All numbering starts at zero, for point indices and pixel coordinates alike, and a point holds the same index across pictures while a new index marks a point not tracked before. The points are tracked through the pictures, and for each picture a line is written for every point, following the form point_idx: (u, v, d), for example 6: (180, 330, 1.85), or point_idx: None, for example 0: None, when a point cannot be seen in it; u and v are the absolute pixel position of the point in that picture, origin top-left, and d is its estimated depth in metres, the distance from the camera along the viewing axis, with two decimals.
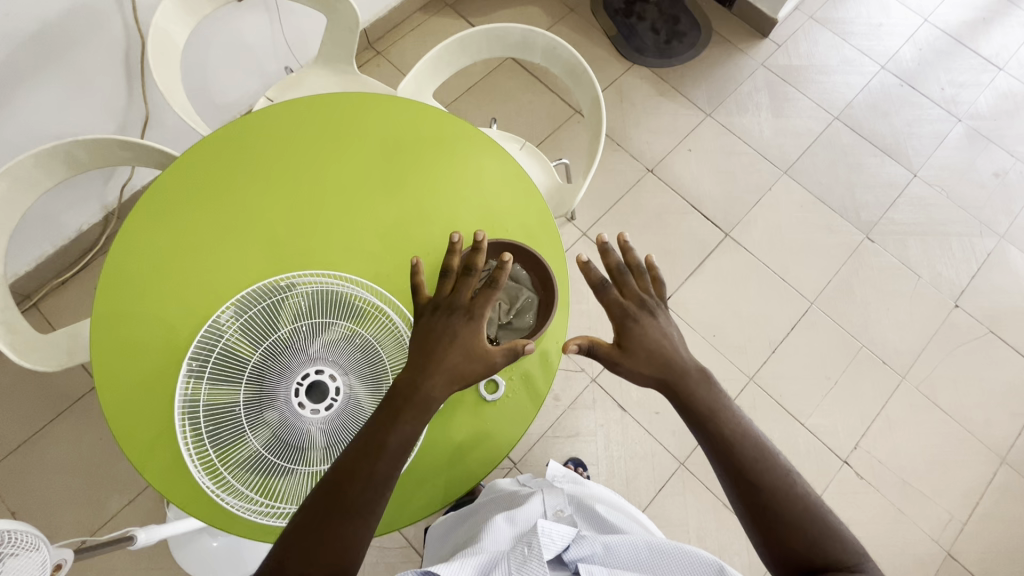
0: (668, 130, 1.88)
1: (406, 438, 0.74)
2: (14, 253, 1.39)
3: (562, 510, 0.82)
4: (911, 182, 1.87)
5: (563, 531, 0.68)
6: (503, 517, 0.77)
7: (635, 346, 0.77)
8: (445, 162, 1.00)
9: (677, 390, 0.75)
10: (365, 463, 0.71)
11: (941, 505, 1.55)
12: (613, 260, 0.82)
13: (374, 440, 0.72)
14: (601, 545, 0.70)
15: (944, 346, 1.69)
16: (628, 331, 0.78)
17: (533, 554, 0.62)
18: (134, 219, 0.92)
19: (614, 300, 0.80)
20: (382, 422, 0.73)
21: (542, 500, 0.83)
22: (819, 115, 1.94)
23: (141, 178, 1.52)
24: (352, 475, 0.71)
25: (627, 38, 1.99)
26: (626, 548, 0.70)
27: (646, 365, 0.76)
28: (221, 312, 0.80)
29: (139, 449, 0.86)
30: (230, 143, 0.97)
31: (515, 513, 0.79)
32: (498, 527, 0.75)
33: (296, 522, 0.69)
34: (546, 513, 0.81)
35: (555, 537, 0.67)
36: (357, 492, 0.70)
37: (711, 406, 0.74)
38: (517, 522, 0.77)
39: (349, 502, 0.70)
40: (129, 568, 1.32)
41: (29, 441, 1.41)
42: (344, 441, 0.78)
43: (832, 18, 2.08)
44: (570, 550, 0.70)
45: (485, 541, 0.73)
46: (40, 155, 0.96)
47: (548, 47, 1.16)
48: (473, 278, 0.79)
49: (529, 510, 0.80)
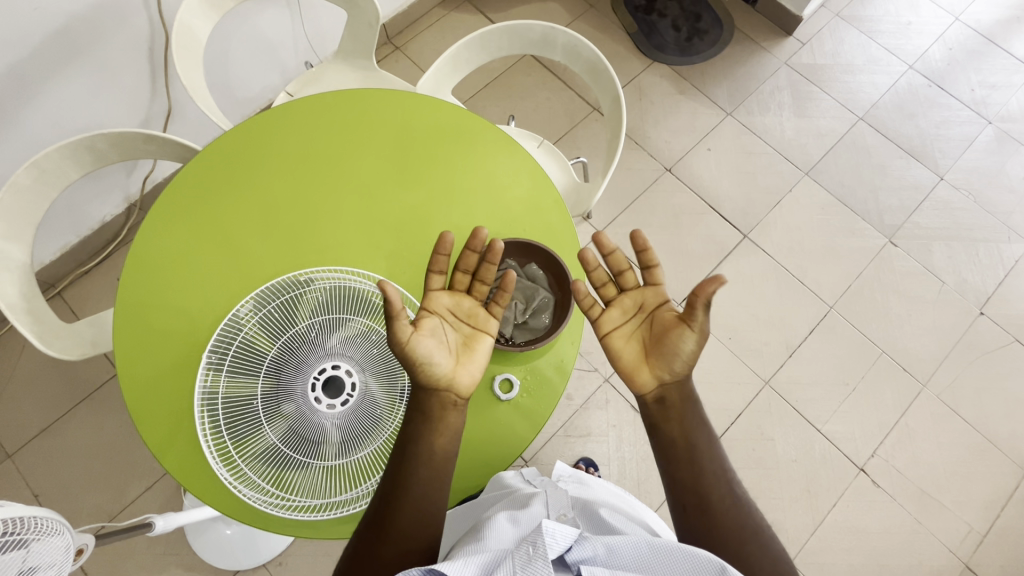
0: (688, 129, 1.85)
1: (443, 447, 0.75)
2: (40, 243, 1.42)
3: (565, 513, 0.79)
4: (937, 185, 1.82)
5: (568, 531, 0.64)
6: (505, 516, 0.74)
7: (677, 356, 0.76)
8: (462, 158, 1.00)
9: (667, 407, 0.77)
10: (407, 472, 0.72)
11: (960, 517, 1.51)
12: (655, 267, 0.81)
13: (403, 452, 0.73)
14: (604, 547, 0.66)
15: (968, 354, 1.65)
16: (680, 339, 0.76)
17: (537, 553, 0.60)
18: (156, 211, 0.93)
19: (686, 309, 0.74)
20: (412, 435, 0.73)
21: (545, 502, 0.79)
22: (843, 115, 1.90)
23: (163, 171, 1.54)
24: (403, 487, 0.71)
25: (647, 36, 1.97)
26: (628, 549, 0.66)
27: (679, 378, 0.77)
28: (240, 306, 0.81)
29: (158, 438, 0.87)
30: (251, 137, 0.97)
31: (518, 513, 0.75)
32: (500, 525, 0.72)
33: (363, 534, 0.71)
34: (549, 515, 0.77)
35: (559, 536, 0.63)
36: (413, 511, 0.70)
37: (678, 431, 0.76)
38: (521, 523, 0.74)
39: (408, 509, 0.70)
40: (147, 552, 1.35)
41: (52, 426, 1.45)
42: (378, 437, 0.80)
43: (859, 16, 2.03)
44: (573, 550, 0.65)
45: (486, 539, 0.69)
46: (66, 148, 0.98)
47: (568, 44, 1.15)
48: (460, 276, 0.83)
49: (534, 510, 0.77)
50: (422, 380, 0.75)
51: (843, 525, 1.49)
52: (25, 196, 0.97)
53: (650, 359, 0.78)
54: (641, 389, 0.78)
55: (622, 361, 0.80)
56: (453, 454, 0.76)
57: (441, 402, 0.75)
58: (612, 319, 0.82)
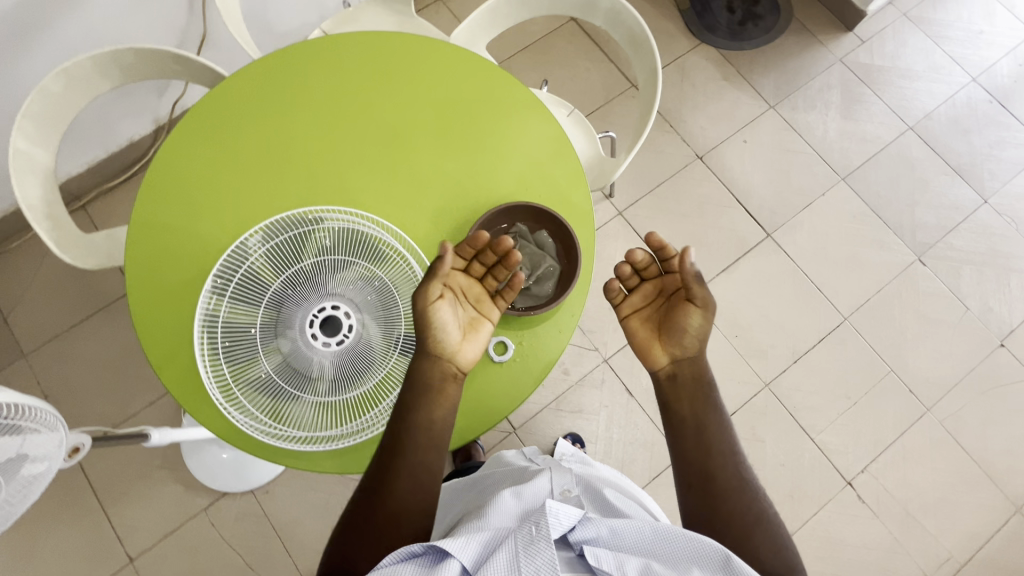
0: (726, 118, 1.79)
1: (437, 416, 0.76)
2: (67, 153, 1.44)
3: (569, 491, 0.77)
4: (979, 208, 1.74)
5: (570, 512, 0.65)
6: (509, 492, 0.73)
7: (687, 332, 0.76)
8: (486, 117, 0.98)
9: (678, 385, 0.77)
10: (402, 435, 0.74)
11: (941, 543, 1.50)
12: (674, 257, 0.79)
13: (403, 408, 0.75)
14: (606, 528, 0.66)
15: (977, 386, 1.61)
16: (688, 316, 0.76)
17: (540, 534, 0.59)
18: (178, 131, 0.94)
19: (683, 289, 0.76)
20: (410, 397, 0.75)
21: (549, 479, 0.78)
22: (893, 121, 1.81)
23: (194, 97, 1.55)
24: (401, 451, 0.73)
25: (699, 15, 1.88)
26: (632, 531, 0.66)
27: (692, 354, 0.77)
28: (248, 237, 0.82)
29: (159, 351, 0.90)
30: (279, 70, 0.96)
31: (521, 489, 0.74)
32: (503, 501, 0.71)
33: (361, 490, 0.73)
34: (553, 492, 0.76)
35: (562, 516, 0.64)
36: (410, 477, 0.72)
37: (689, 410, 0.76)
38: (524, 498, 0.73)
39: (399, 472, 0.72)
40: (144, 464, 1.41)
41: (66, 332, 1.50)
42: (364, 379, 0.82)
43: (929, 19, 1.91)
44: (575, 530, 0.66)
45: (489, 518, 0.68)
46: (97, 58, 0.98)
47: (612, 10, 1.11)
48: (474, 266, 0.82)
49: (537, 487, 0.76)
50: (428, 347, 0.77)
51: (820, 533, 1.49)
52: (53, 101, 0.97)
53: (662, 337, 0.79)
54: (654, 367, 0.79)
55: (636, 336, 0.80)
56: (452, 422, 0.78)
57: (442, 373, 0.77)
58: (634, 306, 0.82)
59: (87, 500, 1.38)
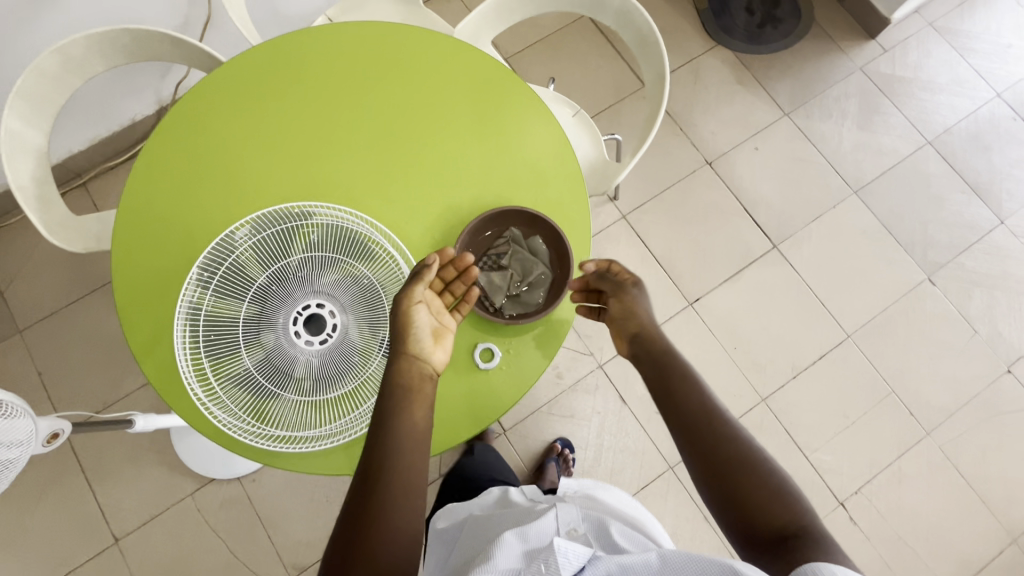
0: (738, 124, 1.74)
1: (423, 423, 0.74)
2: (65, 130, 1.42)
3: (576, 529, 0.74)
4: (995, 228, 1.69)
5: (580, 550, 0.64)
6: (513, 534, 0.68)
7: (629, 317, 0.86)
8: (486, 115, 0.95)
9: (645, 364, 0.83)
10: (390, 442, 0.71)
11: (931, 569, 1.48)
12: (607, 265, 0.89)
13: (383, 412, 0.73)
14: (615, 566, 0.63)
15: (980, 412, 1.57)
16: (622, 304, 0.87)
17: None
18: (171, 117, 0.92)
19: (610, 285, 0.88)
20: (399, 402, 0.73)
21: (555, 516, 0.74)
22: (910, 135, 1.76)
23: (197, 79, 1.53)
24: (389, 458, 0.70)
25: (717, 15, 1.83)
26: (640, 565, 0.61)
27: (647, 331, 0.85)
28: (235, 229, 0.80)
29: (143, 340, 0.89)
30: (277, 58, 0.94)
31: (527, 529, 0.70)
32: (508, 544, 0.67)
33: (349, 509, 0.68)
34: (560, 531, 0.72)
35: (571, 556, 0.63)
36: (390, 492, 0.68)
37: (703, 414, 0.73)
38: (530, 540, 0.69)
39: (388, 482, 0.68)
40: (132, 446, 1.41)
41: (61, 310, 1.50)
42: (347, 380, 0.80)
43: (955, 30, 1.84)
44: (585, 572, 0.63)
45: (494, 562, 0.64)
46: (92, 38, 0.96)
47: (621, 10, 1.07)
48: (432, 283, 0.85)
49: (542, 526, 0.71)
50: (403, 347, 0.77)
51: None
52: (47, 80, 0.96)
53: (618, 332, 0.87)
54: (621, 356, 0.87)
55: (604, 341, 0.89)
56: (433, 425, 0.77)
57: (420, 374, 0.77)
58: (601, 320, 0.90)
59: (75, 479, 1.39)
